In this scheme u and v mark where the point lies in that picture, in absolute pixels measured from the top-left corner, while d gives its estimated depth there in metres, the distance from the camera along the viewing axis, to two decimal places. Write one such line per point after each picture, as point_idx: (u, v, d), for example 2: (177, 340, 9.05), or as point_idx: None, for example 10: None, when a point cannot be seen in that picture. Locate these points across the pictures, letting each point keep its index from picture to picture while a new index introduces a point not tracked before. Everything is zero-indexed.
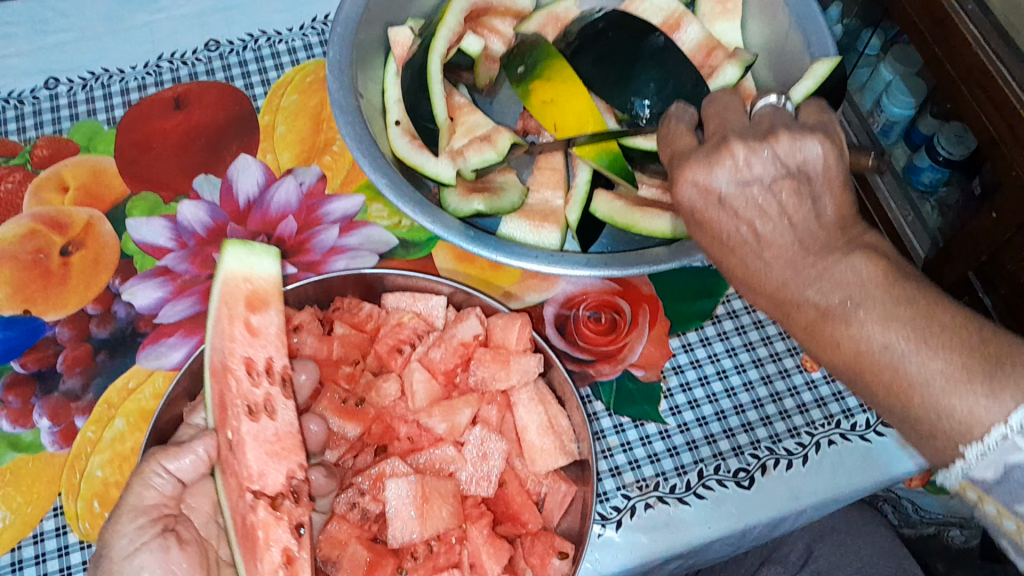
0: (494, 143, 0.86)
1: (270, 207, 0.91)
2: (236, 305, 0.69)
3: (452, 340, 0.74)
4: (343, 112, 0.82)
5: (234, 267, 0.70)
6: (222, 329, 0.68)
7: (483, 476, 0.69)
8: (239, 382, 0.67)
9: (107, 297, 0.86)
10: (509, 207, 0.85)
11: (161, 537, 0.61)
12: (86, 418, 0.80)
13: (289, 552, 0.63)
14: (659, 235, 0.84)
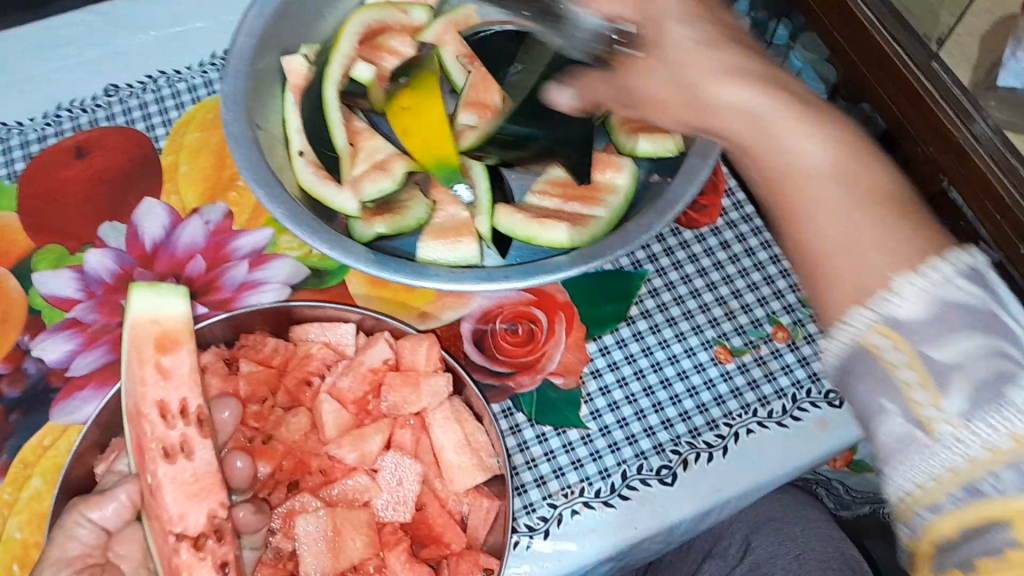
0: (389, 172, 0.88)
1: (177, 248, 0.90)
2: (147, 347, 0.68)
3: (361, 367, 0.74)
4: (238, 145, 0.81)
5: (143, 309, 0.70)
6: (133, 374, 0.66)
7: (399, 500, 0.70)
8: (153, 426, 0.64)
9: (16, 355, 0.85)
10: (415, 223, 0.86)
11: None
12: (1, 480, 0.78)
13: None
14: (559, 246, 0.85)
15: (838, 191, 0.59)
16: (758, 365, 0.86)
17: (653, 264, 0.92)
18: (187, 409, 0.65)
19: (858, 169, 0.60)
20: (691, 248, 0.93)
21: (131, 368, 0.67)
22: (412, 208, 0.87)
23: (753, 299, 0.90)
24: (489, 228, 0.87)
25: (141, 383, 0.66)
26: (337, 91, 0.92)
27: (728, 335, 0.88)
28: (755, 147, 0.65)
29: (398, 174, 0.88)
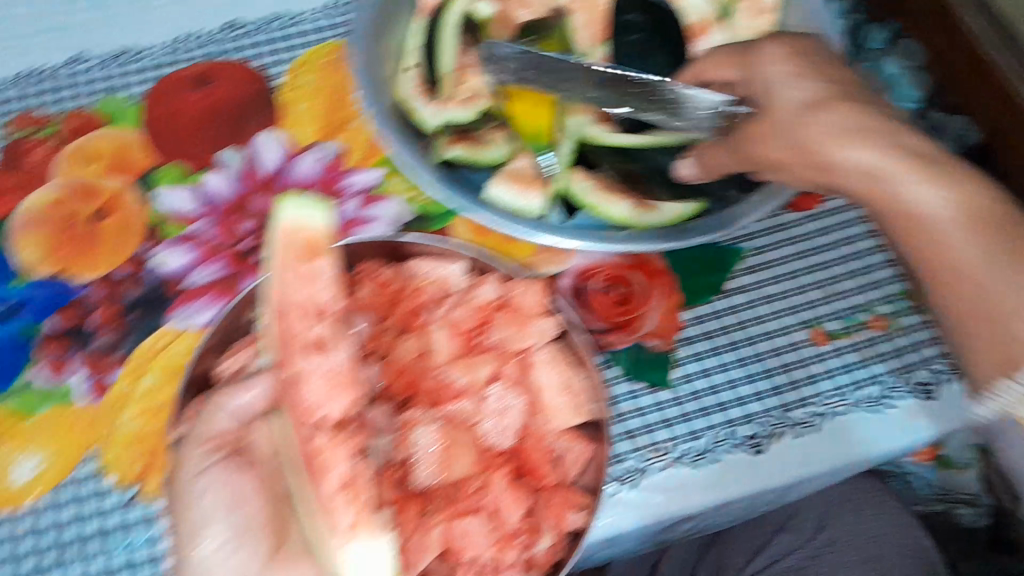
0: (473, 103, 0.85)
1: (291, 177, 0.92)
2: (295, 253, 0.66)
3: (471, 302, 0.75)
4: (359, 39, 0.82)
5: (292, 217, 0.68)
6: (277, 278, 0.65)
7: (506, 427, 0.72)
8: (297, 323, 0.63)
9: (136, 261, 0.87)
10: (491, 161, 0.84)
11: (226, 458, 0.68)
12: (121, 371, 0.83)
13: (353, 474, 0.59)
14: (618, 220, 0.82)
15: (976, 235, 0.63)
16: (853, 350, 0.87)
17: (750, 243, 0.92)
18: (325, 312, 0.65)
19: (986, 208, 0.64)
20: (796, 229, 0.93)
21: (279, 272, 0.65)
22: (493, 146, 0.85)
23: (852, 286, 0.91)
24: (561, 188, 0.85)
25: (292, 288, 0.65)
26: (460, 19, 0.88)
27: (824, 319, 0.89)
28: (874, 198, 0.67)
29: (479, 108, 0.85)
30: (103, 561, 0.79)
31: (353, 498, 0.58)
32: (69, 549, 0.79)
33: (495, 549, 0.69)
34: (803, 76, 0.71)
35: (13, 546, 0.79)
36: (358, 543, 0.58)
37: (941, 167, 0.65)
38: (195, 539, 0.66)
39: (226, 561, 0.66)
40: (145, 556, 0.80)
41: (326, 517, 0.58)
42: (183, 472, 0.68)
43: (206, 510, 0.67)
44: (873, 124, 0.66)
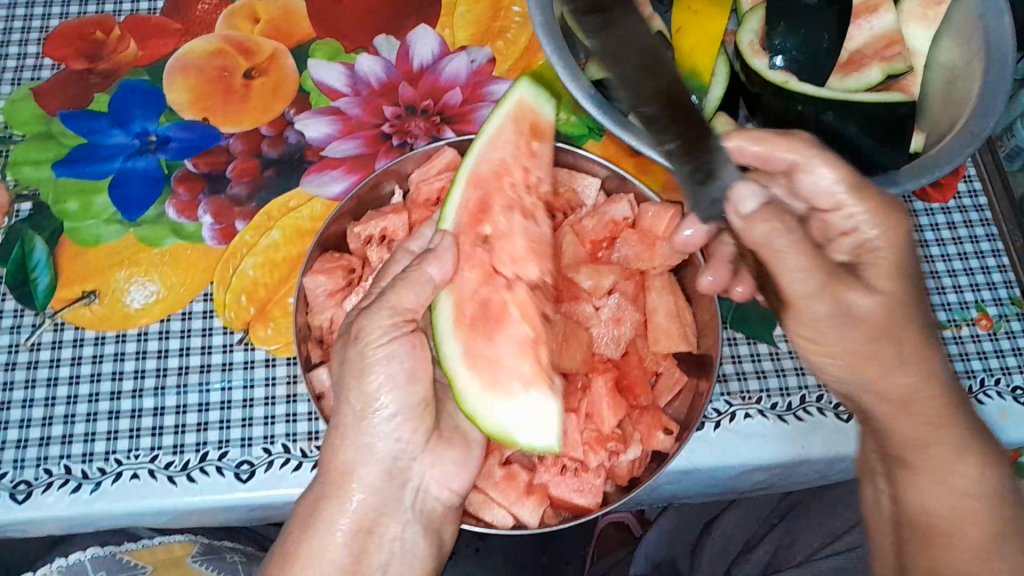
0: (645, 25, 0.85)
1: (441, 75, 0.94)
2: (526, 133, 0.71)
3: (604, 216, 0.77)
4: None
5: (524, 95, 0.71)
6: (499, 144, 0.70)
7: (614, 337, 0.73)
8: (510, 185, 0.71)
9: (281, 123, 0.91)
10: None
11: (410, 335, 0.64)
12: (246, 223, 0.85)
13: (532, 331, 0.67)
14: None
15: (887, 348, 0.61)
16: (956, 343, 0.87)
17: None
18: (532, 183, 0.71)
19: (887, 351, 0.61)
20: (919, 220, 0.94)
21: (499, 142, 0.70)
22: None
23: (966, 282, 0.91)
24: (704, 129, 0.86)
25: (513, 163, 0.71)
26: None
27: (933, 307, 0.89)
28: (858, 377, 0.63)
29: (649, 34, 0.86)
30: (199, 394, 0.78)
31: (529, 358, 0.66)
32: (169, 377, 0.79)
33: (584, 448, 0.70)
34: (876, 198, 0.63)
35: (117, 364, 0.79)
36: (522, 398, 0.64)
37: (903, 301, 0.61)
38: (369, 408, 0.64)
39: (390, 434, 0.65)
40: (240, 399, 0.78)
41: (495, 370, 0.65)
42: (368, 339, 0.62)
43: (381, 383, 0.63)
44: (876, 256, 0.62)
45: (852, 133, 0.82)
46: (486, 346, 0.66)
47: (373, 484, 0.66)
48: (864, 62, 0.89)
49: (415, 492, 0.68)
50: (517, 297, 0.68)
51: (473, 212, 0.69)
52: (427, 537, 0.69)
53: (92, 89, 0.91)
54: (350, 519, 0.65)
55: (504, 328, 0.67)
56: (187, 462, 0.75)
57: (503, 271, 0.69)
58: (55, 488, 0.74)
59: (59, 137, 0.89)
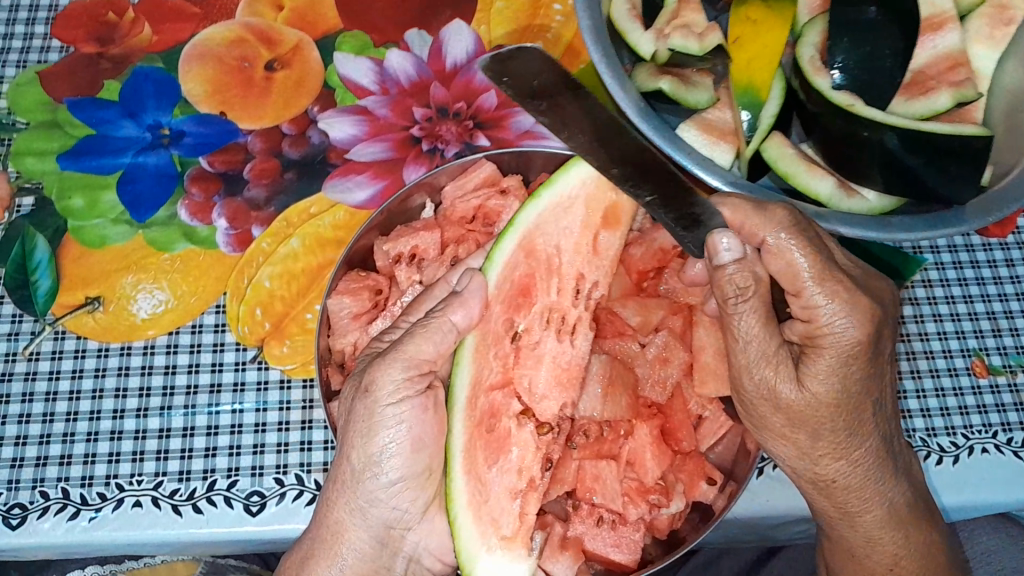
0: (703, 38, 0.79)
1: (476, 75, 0.87)
2: (596, 214, 0.64)
3: (652, 244, 0.70)
4: None
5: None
6: (565, 222, 0.64)
7: (659, 380, 0.68)
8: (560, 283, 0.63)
9: (303, 121, 0.84)
10: (691, 103, 0.80)
11: (423, 396, 0.58)
12: (263, 230, 0.80)
13: (531, 482, 0.60)
14: (814, 197, 0.78)
15: (811, 429, 0.62)
16: (1011, 391, 0.81)
17: (934, 255, 0.86)
18: (582, 283, 0.63)
19: (803, 435, 0.63)
20: (975, 254, 0.87)
21: (564, 214, 0.63)
22: (696, 89, 0.81)
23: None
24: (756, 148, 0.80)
25: (572, 243, 0.63)
26: None
27: (988, 351, 0.83)
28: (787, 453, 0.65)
29: (710, 44, 0.79)
30: (208, 416, 0.73)
31: (519, 510, 0.59)
32: (177, 396, 0.74)
33: (624, 500, 0.65)
34: (852, 293, 0.59)
35: (120, 380, 0.75)
36: (498, 555, 0.58)
37: (841, 396, 0.61)
38: (370, 471, 0.58)
39: (386, 500, 0.59)
40: (251, 423, 0.73)
41: (486, 511, 0.59)
42: (378, 395, 0.57)
43: (386, 445, 0.57)
44: (828, 341, 0.59)
45: (920, 166, 0.75)
46: (483, 472, 0.60)
47: (362, 553, 0.60)
48: (932, 87, 0.81)
49: (408, 561, 0.63)
50: (525, 437, 0.61)
51: (515, 286, 0.63)
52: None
53: (103, 75, 0.85)
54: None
55: (504, 459, 0.60)
56: (193, 490, 0.71)
57: (524, 383, 0.62)
58: (51, 514, 0.69)
59: (65, 126, 0.83)
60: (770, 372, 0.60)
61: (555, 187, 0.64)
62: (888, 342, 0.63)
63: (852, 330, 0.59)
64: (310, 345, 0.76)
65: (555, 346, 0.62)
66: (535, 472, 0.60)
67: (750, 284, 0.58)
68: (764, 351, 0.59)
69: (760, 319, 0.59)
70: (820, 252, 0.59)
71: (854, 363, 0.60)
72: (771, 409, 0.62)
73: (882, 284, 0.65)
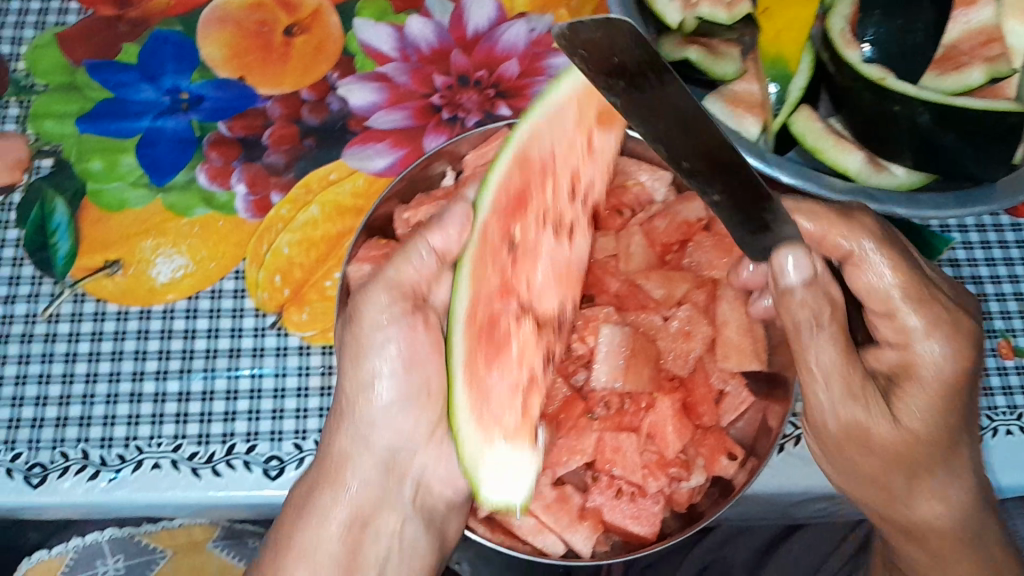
0: (730, 6, 0.80)
1: (497, 44, 0.86)
2: (589, 113, 0.60)
3: (677, 216, 0.71)
4: None
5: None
6: (562, 122, 0.59)
7: (683, 353, 0.67)
8: (556, 191, 0.60)
9: (323, 87, 0.83)
10: (720, 76, 0.80)
11: (407, 316, 0.61)
12: (282, 196, 0.79)
13: (532, 378, 0.58)
14: (842, 171, 0.77)
15: (905, 472, 0.63)
16: None
17: (961, 235, 0.85)
18: (579, 181, 0.60)
19: (887, 475, 0.64)
20: (1003, 235, 0.86)
21: (562, 117, 0.59)
22: (724, 60, 0.81)
23: None
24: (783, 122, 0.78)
25: (564, 139, 0.59)
26: None
27: (1015, 333, 0.82)
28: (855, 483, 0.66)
29: (738, 14, 0.80)
30: (228, 380, 0.73)
31: (522, 405, 0.58)
32: (195, 360, 0.74)
33: (644, 472, 0.65)
34: (923, 316, 0.61)
35: (140, 342, 0.75)
36: (503, 447, 0.57)
37: (944, 435, 0.61)
38: (364, 395, 0.62)
39: (388, 420, 0.63)
40: (270, 388, 0.73)
41: (488, 412, 0.57)
42: (362, 320, 0.60)
43: (377, 367, 0.61)
44: (923, 371, 0.61)
45: (952, 142, 0.73)
46: (484, 375, 0.58)
47: (369, 479, 0.63)
48: (962, 63, 0.79)
49: (416, 485, 0.66)
50: (524, 335, 0.59)
51: (511, 198, 0.58)
52: (428, 533, 0.66)
53: (122, 38, 0.84)
54: (345, 513, 0.62)
55: (502, 360, 0.58)
56: (212, 453, 0.71)
57: (521, 284, 0.59)
58: (71, 474, 0.70)
59: (83, 89, 0.83)
60: (851, 405, 0.61)
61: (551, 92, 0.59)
62: (978, 367, 0.63)
63: (938, 358, 0.61)
64: (328, 313, 0.76)
65: (553, 245, 0.60)
66: (536, 366, 0.58)
67: (819, 312, 0.59)
68: (844, 389, 0.60)
69: (839, 349, 0.59)
70: (913, 279, 0.62)
71: (957, 393, 0.61)
72: (861, 448, 0.63)
73: (953, 291, 0.66)
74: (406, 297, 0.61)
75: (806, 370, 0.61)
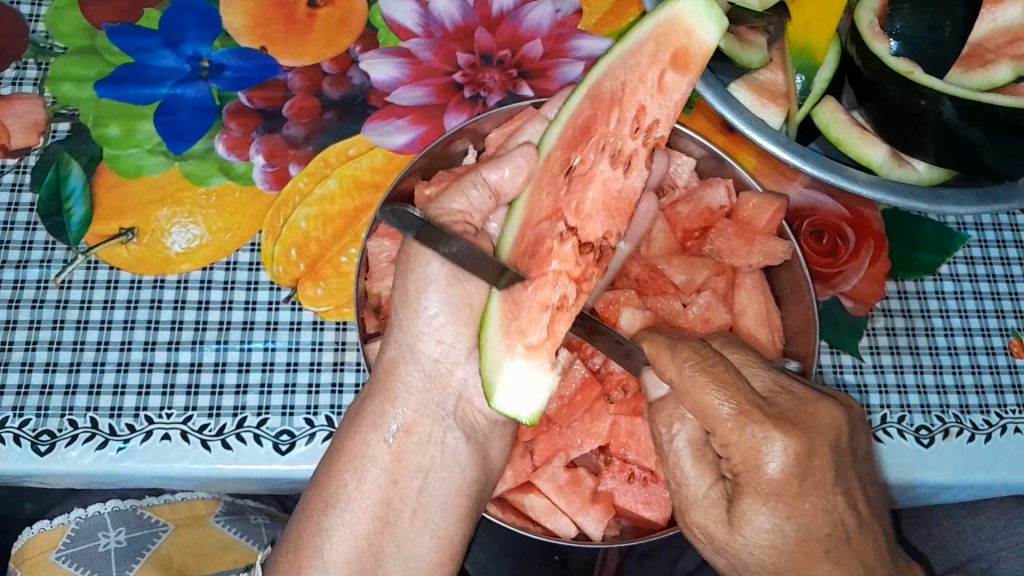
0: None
1: (522, 23, 0.84)
2: (663, 54, 0.56)
3: (699, 202, 0.69)
4: None
5: (685, 11, 0.54)
6: (636, 61, 0.57)
7: None
8: (621, 123, 0.58)
9: (345, 61, 0.82)
10: (745, 64, 0.78)
11: (458, 235, 0.60)
12: (301, 169, 0.78)
13: (563, 301, 0.56)
14: (864, 164, 0.77)
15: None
16: None
17: (978, 232, 0.85)
18: (643, 117, 0.57)
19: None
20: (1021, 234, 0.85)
21: (634, 60, 0.57)
22: (750, 48, 0.78)
23: None
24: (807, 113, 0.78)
25: (638, 75, 0.57)
26: None
27: None
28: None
29: (770, 1, 0.77)
30: (240, 352, 0.73)
31: (549, 323, 0.56)
32: (209, 332, 0.74)
33: (657, 458, 0.64)
34: (766, 429, 0.52)
35: (153, 312, 0.74)
36: (522, 362, 0.56)
37: (780, 539, 0.54)
38: (412, 308, 0.61)
39: (433, 335, 0.61)
40: (283, 362, 0.73)
41: (515, 325, 0.57)
42: (416, 236, 0.61)
43: (425, 281, 0.60)
44: (755, 481, 0.53)
45: (979, 139, 0.72)
46: (519, 293, 0.58)
47: (413, 388, 0.62)
48: (991, 60, 0.78)
49: (458, 399, 0.63)
50: (565, 252, 0.57)
51: (578, 130, 0.59)
52: (470, 446, 0.63)
53: (144, 3, 0.83)
54: (394, 423, 0.61)
55: (538, 279, 0.57)
56: (222, 426, 0.70)
57: (569, 207, 0.59)
58: (79, 443, 0.69)
59: (103, 53, 0.82)
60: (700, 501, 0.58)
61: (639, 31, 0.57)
62: (831, 472, 0.54)
63: (778, 465, 0.52)
64: (344, 288, 0.75)
65: (609, 172, 0.58)
66: (569, 290, 0.56)
67: (678, 420, 0.59)
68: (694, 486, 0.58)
69: (686, 454, 0.58)
70: (734, 386, 0.54)
71: (789, 498, 0.53)
72: (716, 553, 0.59)
73: (830, 409, 0.55)
74: (457, 223, 0.61)
75: (668, 473, 0.60)
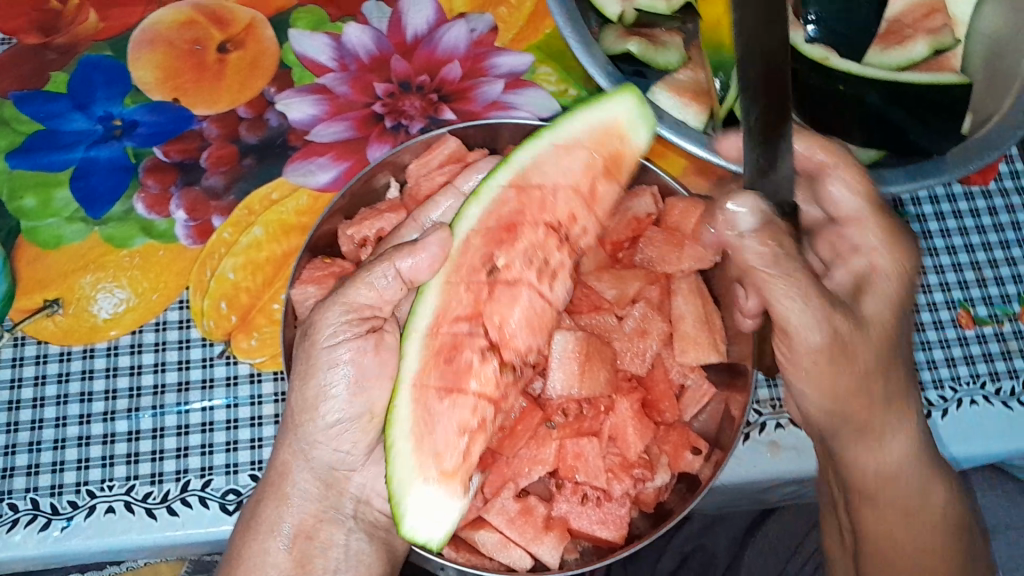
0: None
1: (437, 47, 0.83)
2: (598, 159, 0.59)
3: (625, 212, 0.69)
4: None
5: (620, 117, 0.59)
6: (563, 158, 0.59)
7: (637, 352, 0.66)
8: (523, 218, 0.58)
9: (260, 103, 0.81)
10: (661, 64, 0.76)
11: (364, 337, 0.59)
12: (224, 219, 0.77)
13: (480, 422, 0.56)
14: None
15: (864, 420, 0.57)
16: (999, 341, 0.80)
17: (916, 208, 0.84)
18: (573, 226, 0.60)
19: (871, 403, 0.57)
20: (957, 204, 0.85)
21: (570, 161, 0.59)
22: (665, 49, 0.77)
23: (1007, 274, 0.83)
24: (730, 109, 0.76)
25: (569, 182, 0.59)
26: None
27: (974, 302, 0.81)
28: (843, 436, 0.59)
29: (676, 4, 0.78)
30: (178, 416, 0.71)
31: (465, 447, 0.55)
32: (144, 398, 0.72)
33: (608, 476, 0.63)
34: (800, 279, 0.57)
35: (85, 383, 0.72)
36: (433, 488, 0.54)
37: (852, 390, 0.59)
38: (308, 414, 0.59)
39: (329, 442, 0.60)
40: (223, 421, 0.71)
41: (429, 442, 0.55)
42: (318, 337, 0.58)
43: (326, 387, 0.58)
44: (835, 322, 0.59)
45: (903, 118, 0.72)
46: (433, 404, 0.56)
47: (308, 494, 0.61)
48: (905, 35, 0.77)
49: (356, 502, 0.63)
50: (487, 373, 0.57)
51: (500, 224, 0.59)
52: (372, 544, 0.64)
53: (50, 67, 0.81)
54: (289, 528, 0.61)
55: (459, 394, 0.56)
56: (167, 492, 0.69)
57: (494, 319, 0.58)
58: (21, 527, 0.67)
59: (12, 122, 0.80)
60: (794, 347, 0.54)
61: (565, 128, 0.59)
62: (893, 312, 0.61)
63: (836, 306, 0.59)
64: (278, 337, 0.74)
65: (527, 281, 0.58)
66: (487, 412, 0.56)
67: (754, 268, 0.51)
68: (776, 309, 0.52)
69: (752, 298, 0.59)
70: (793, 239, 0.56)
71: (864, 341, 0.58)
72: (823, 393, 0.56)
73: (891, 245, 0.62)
74: (364, 319, 0.59)
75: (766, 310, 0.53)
